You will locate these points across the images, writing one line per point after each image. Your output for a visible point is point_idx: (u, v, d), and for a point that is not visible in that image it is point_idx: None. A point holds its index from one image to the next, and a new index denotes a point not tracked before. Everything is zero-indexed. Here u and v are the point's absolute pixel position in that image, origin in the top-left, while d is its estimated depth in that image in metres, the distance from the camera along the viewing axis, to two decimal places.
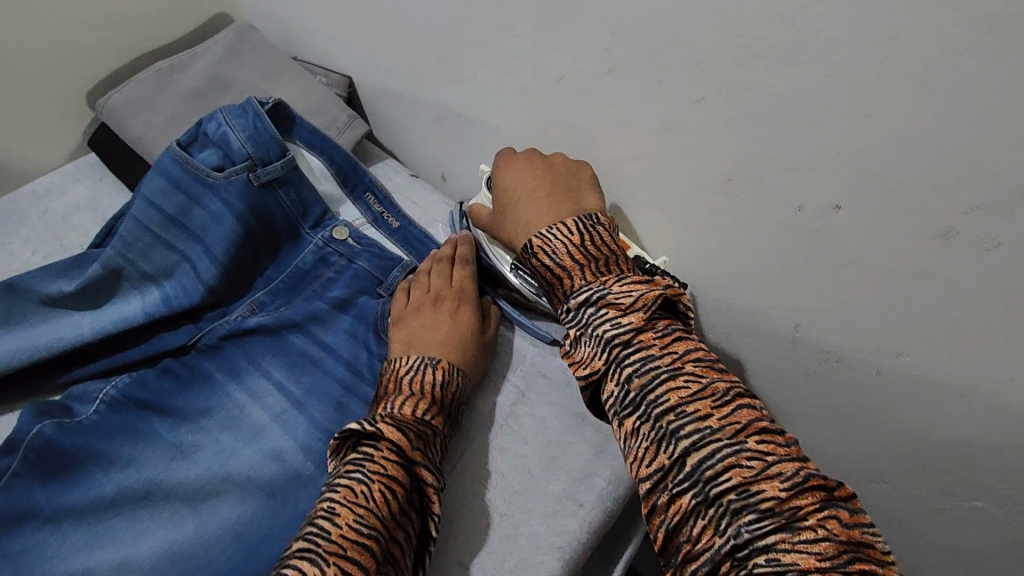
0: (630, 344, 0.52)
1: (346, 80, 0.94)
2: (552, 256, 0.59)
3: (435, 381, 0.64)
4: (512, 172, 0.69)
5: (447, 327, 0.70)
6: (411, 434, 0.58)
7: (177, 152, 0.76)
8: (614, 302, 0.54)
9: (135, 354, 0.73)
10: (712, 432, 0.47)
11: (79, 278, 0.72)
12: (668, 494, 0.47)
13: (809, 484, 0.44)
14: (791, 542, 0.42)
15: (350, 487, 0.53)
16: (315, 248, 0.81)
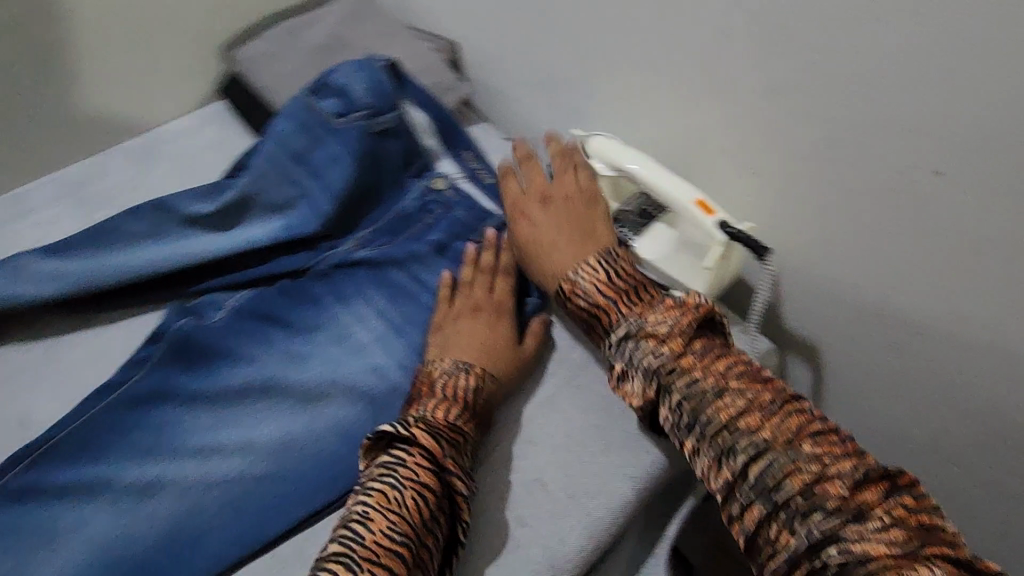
0: (672, 370, 0.58)
1: (452, 45, 1.00)
2: (586, 299, 0.67)
3: (470, 387, 0.68)
4: (534, 212, 0.75)
5: (487, 333, 0.73)
6: (445, 442, 0.62)
7: (305, 98, 0.84)
8: (652, 331, 0.61)
9: (256, 272, 0.81)
10: (765, 443, 0.52)
11: (216, 202, 0.81)
12: (738, 506, 0.51)
13: (870, 476, 0.49)
14: (861, 533, 0.46)
15: (383, 493, 0.57)
16: (417, 195, 0.88)
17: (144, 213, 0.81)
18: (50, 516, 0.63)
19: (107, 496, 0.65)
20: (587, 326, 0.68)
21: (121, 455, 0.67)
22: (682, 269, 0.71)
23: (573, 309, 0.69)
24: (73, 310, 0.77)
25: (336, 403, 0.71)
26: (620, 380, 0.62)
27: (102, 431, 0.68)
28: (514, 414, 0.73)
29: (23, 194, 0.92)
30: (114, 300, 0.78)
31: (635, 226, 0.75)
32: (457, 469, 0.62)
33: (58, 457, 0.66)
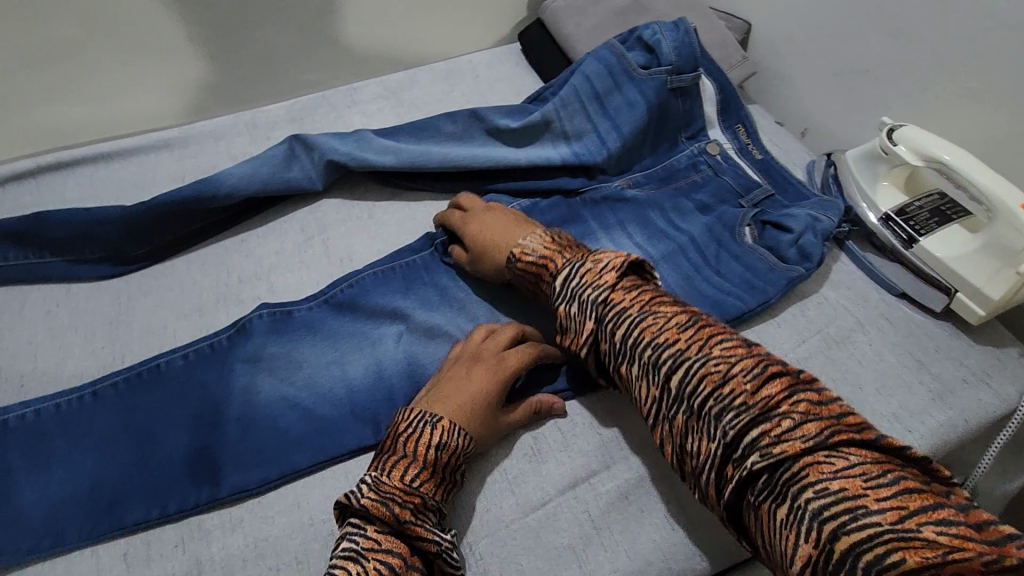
0: (603, 297, 0.63)
1: (747, 25, 1.03)
2: (534, 254, 0.70)
3: (444, 451, 0.59)
4: (481, 217, 0.79)
5: (468, 384, 0.63)
6: (405, 506, 0.55)
7: (615, 46, 0.93)
8: (591, 268, 0.65)
9: (537, 184, 0.91)
10: (684, 352, 0.57)
11: (521, 120, 0.93)
12: (670, 419, 0.57)
13: (770, 374, 0.53)
14: (774, 435, 0.49)
15: (343, 568, 0.51)
16: (691, 154, 0.93)
17: (459, 116, 0.94)
18: (363, 328, 0.78)
19: (404, 325, 0.78)
20: (536, 279, 0.71)
21: (417, 297, 0.80)
22: (975, 270, 0.71)
23: (521, 270, 0.71)
24: (388, 183, 0.94)
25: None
26: (563, 323, 0.66)
27: (409, 276, 0.82)
28: None
29: (355, 88, 1.12)
30: (419, 181, 0.93)
31: (925, 221, 0.75)
32: (424, 532, 0.55)
33: (373, 286, 0.81)
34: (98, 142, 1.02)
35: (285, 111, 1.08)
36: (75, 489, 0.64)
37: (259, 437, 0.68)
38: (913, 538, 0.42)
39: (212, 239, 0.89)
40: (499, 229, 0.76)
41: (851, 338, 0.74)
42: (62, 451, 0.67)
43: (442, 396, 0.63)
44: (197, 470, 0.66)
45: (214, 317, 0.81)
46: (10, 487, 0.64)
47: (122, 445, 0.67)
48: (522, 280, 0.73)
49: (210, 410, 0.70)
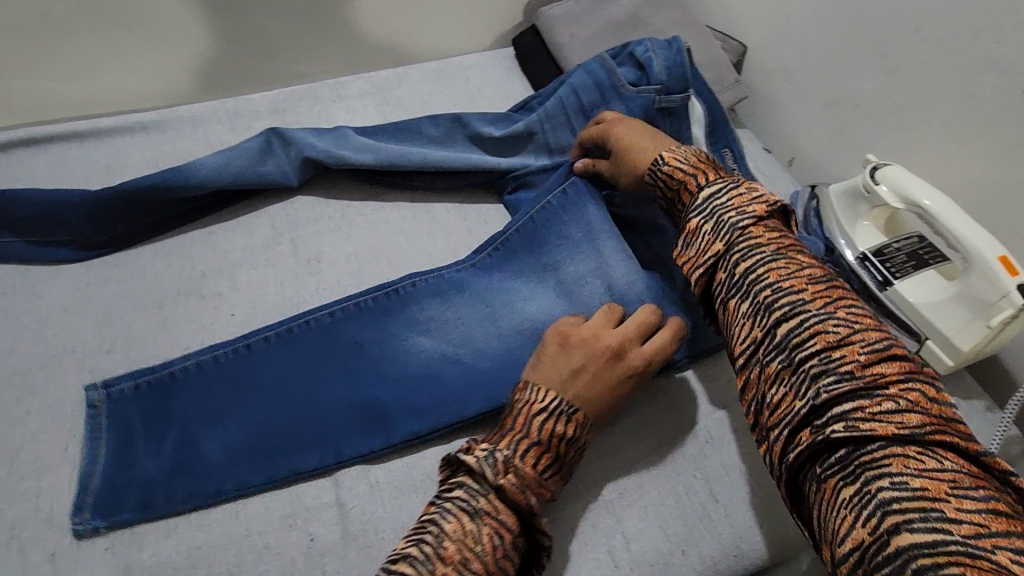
0: (744, 229, 0.61)
1: (743, 48, 1.01)
2: (683, 162, 0.68)
3: (577, 446, 0.60)
4: (630, 128, 0.75)
5: (590, 377, 0.61)
6: (536, 496, 0.56)
7: (606, 60, 0.91)
8: (741, 197, 0.63)
9: (516, 201, 0.88)
10: (806, 303, 0.55)
11: (504, 129, 0.91)
12: (761, 364, 0.56)
13: (891, 354, 0.51)
14: (872, 411, 0.48)
15: (459, 522, 0.54)
16: None
17: (442, 120, 0.93)
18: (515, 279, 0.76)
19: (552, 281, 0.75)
20: (676, 189, 0.68)
21: (559, 246, 0.76)
22: (945, 320, 0.70)
23: (666, 174, 0.68)
24: (367, 182, 0.92)
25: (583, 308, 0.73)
26: (687, 238, 0.64)
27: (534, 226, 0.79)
28: (691, 414, 0.70)
29: (342, 82, 1.10)
30: (399, 181, 0.91)
31: (902, 264, 0.74)
32: (543, 531, 0.57)
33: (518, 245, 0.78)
34: (74, 120, 1.00)
35: (269, 100, 1.06)
36: (248, 438, 0.66)
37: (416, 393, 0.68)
38: (980, 558, 0.40)
39: (180, 229, 0.87)
40: (642, 133, 0.74)
41: None
42: (231, 402, 0.68)
43: (574, 382, 0.61)
44: (365, 419, 0.66)
45: (174, 309, 0.79)
46: (189, 437, 0.66)
47: (287, 398, 0.68)
48: (659, 186, 0.70)
49: (370, 365, 0.70)
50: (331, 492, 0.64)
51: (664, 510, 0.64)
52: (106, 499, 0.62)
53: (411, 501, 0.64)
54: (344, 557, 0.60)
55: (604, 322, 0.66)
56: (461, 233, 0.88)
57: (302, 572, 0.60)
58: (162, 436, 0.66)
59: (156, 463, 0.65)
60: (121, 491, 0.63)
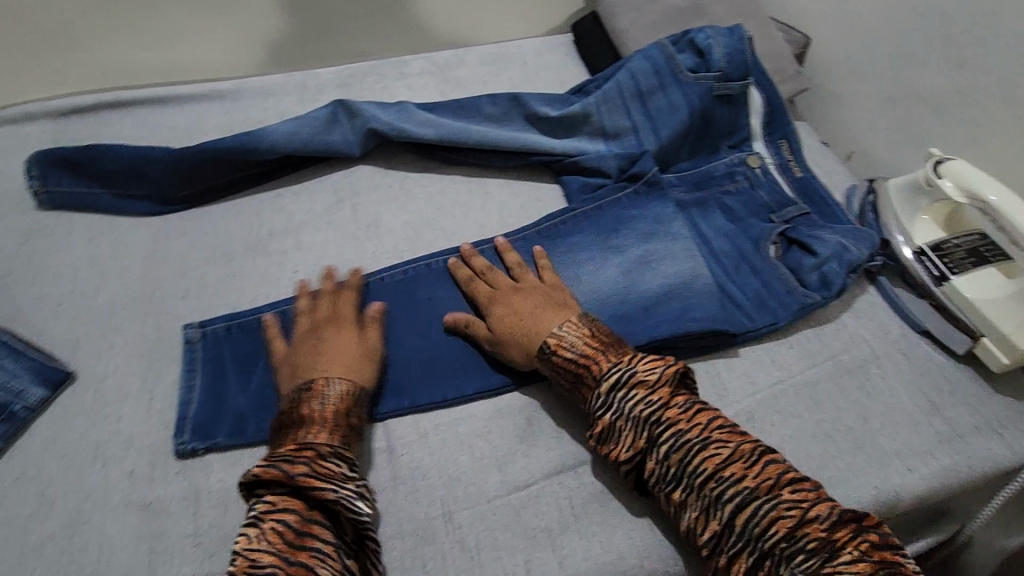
0: (660, 421, 0.60)
1: (806, 39, 1.00)
2: (573, 350, 0.65)
3: (336, 400, 0.63)
4: (508, 297, 0.72)
5: (335, 348, 0.67)
6: (296, 462, 0.56)
7: (666, 46, 0.92)
8: (641, 381, 0.61)
9: (570, 182, 0.91)
10: (750, 492, 0.54)
11: (560, 110, 0.93)
12: (727, 554, 0.55)
13: (839, 514, 0.52)
14: (834, 568, 0.49)
15: (244, 535, 0.52)
16: (729, 163, 0.91)
17: (501, 99, 0.95)
18: (584, 257, 0.82)
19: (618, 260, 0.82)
20: (574, 380, 0.65)
21: (628, 233, 0.84)
22: (1004, 317, 0.69)
23: (558, 364, 0.66)
24: (426, 156, 0.95)
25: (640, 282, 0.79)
26: (603, 436, 0.62)
27: (625, 206, 0.87)
28: (734, 392, 0.71)
29: (405, 60, 1.13)
30: (455, 156, 0.94)
31: (960, 260, 0.73)
32: (315, 483, 0.55)
33: (590, 219, 0.86)
34: (157, 86, 1.06)
35: (334, 76, 1.10)
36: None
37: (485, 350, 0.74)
38: None
39: (248, 190, 0.92)
40: (534, 309, 0.70)
41: (864, 368, 0.73)
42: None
43: (296, 366, 0.66)
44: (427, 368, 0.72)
45: (241, 264, 0.84)
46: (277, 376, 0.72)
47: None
48: (557, 376, 0.66)
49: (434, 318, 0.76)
50: (382, 439, 0.68)
51: None
52: (202, 424, 0.68)
53: (457, 452, 0.67)
54: (392, 498, 0.64)
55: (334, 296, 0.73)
56: (513, 209, 0.91)
57: None
58: (251, 374, 0.73)
59: (246, 398, 0.71)
60: (214, 419, 0.69)
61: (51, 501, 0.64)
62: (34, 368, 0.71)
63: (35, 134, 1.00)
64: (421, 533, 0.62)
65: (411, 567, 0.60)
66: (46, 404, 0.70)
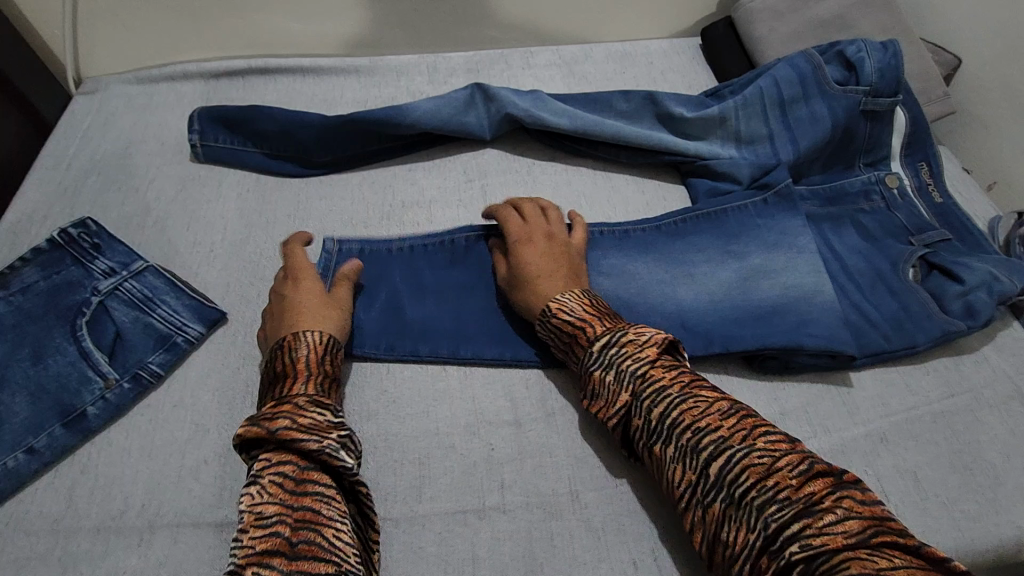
0: (644, 373, 0.61)
1: (956, 61, 0.96)
2: (571, 314, 0.68)
3: (308, 352, 0.65)
4: (535, 246, 0.75)
5: (300, 298, 0.70)
6: (277, 418, 0.57)
7: (813, 56, 0.90)
8: (631, 340, 0.64)
9: (699, 184, 0.91)
10: (725, 442, 0.55)
11: (695, 111, 0.93)
12: (704, 506, 0.55)
13: (817, 471, 0.51)
14: (816, 526, 0.48)
15: (243, 497, 0.53)
16: (865, 181, 0.90)
17: (634, 96, 0.96)
18: (712, 256, 0.82)
19: (748, 263, 0.81)
20: (569, 339, 0.68)
21: (760, 240, 0.82)
22: None
23: (555, 325, 0.68)
24: (552, 144, 0.97)
25: (769, 289, 0.78)
26: (594, 391, 0.64)
27: (755, 213, 0.85)
28: (866, 410, 0.70)
29: (533, 51, 1.16)
30: (581, 146, 0.96)
31: None
32: (297, 433, 0.56)
33: (715, 222, 0.85)
34: (299, 57, 1.12)
35: (464, 60, 1.14)
36: (444, 317, 0.77)
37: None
38: None
39: (383, 161, 0.96)
40: (546, 269, 0.73)
41: (1007, 405, 0.70)
42: (434, 287, 0.80)
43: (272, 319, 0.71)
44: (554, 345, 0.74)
45: (376, 231, 0.88)
46: (398, 304, 0.78)
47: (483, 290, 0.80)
48: (552, 335, 0.69)
49: None
50: (509, 412, 0.70)
51: None
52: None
53: (583, 434, 0.68)
54: (519, 470, 0.66)
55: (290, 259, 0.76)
56: (638, 205, 0.92)
57: (482, 475, 0.65)
58: (376, 296, 0.79)
59: (366, 317, 0.76)
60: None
61: (206, 429, 0.69)
62: (192, 306, 0.76)
63: (188, 93, 1.07)
64: (547, 508, 0.63)
65: (538, 539, 0.62)
66: (201, 340, 0.75)
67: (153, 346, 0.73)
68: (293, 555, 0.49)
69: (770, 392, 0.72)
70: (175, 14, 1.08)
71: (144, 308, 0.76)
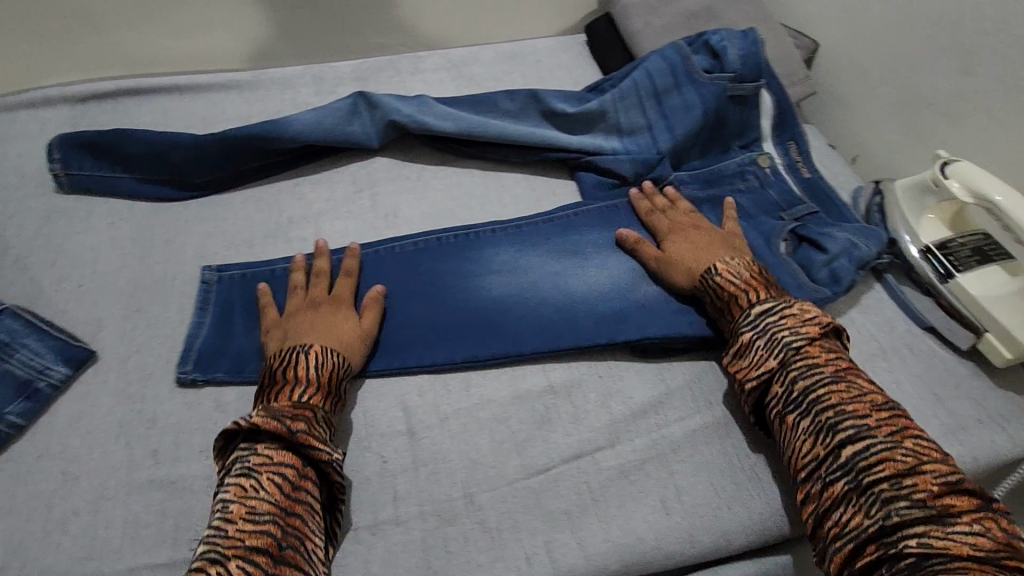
0: (799, 352, 0.64)
1: (814, 45, 1.02)
2: (736, 275, 0.71)
3: (331, 364, 0.67)
4: (686, 231, 0.81)
5: (327, 322, 0.71)
6: (296, 419, 0.60)
7: (682, 47, 0.94)
8: (795, 316, 0.67)
9: (585, 178, 0.93)
10: (869, 429, 0.58)
11: (577, 107, 0.95)
12: (825, 481, 0.58)
13: (961, 486, 0.54)
14: (939, 531, 0.51)
15: (239, 484, 0.55)
16: (740, 162, 0.94)
17: (518, 95, 0.97)
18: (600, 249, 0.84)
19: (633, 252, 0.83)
20: (717, 301, 0.72)
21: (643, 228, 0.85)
22: (1007, 314, 0.71)
23: (719, 283, 0.71)
24: (441, 148, 0.97)
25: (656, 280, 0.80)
26: (739, 350, 0.68)
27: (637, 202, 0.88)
28: None
29: (421, 56, 1.15)
30: (470, 148, 0.96)
31: (966, 259, 0.76)
32: (314, 441, 0.59)
33: (601, 213, 0.88)
34: (175, 75, 1.07)
35: (352, 69, 1.12)
36: None
37: (497, 324, 0.77)
38: None
39: (269, 177, 0.94)
40: (698, 250, 0.77)
41: (871, 362, 0.75)
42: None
43: (286, 334, 0.71)
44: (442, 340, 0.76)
45: (263, 250, 0.86)
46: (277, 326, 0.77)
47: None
48: (711, 294, 0.72)
49: (445, 298, 0.80)
50: (402, 422, 0.69)
51: (716, 467, 0.66)
52: (204, 359, 0.74)
53: (476, 436, 0.68)
54: (413, 480, 0.65)
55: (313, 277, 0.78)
56: (529, 202, 0.93)
57: (374, 488, 0.64)
58: (254, 320, 0.78)
59: (245, 341, 0.76)
60: (217, 357, 0.74)
61: (76, 477, 0.64)
62: (57, 347, 0.71)
63: (52, 119, 1.00)
64: (442, 514, 0.63)
65: (433, 546, 0.61)
66: (69, 383, 0.71)
67: (12, 394, 0.68)
68: (278, 557, 0.52)
69: (658, 374, 0.74)
70: (32, 36, 1.00)
71: (1, 355, 0.70)
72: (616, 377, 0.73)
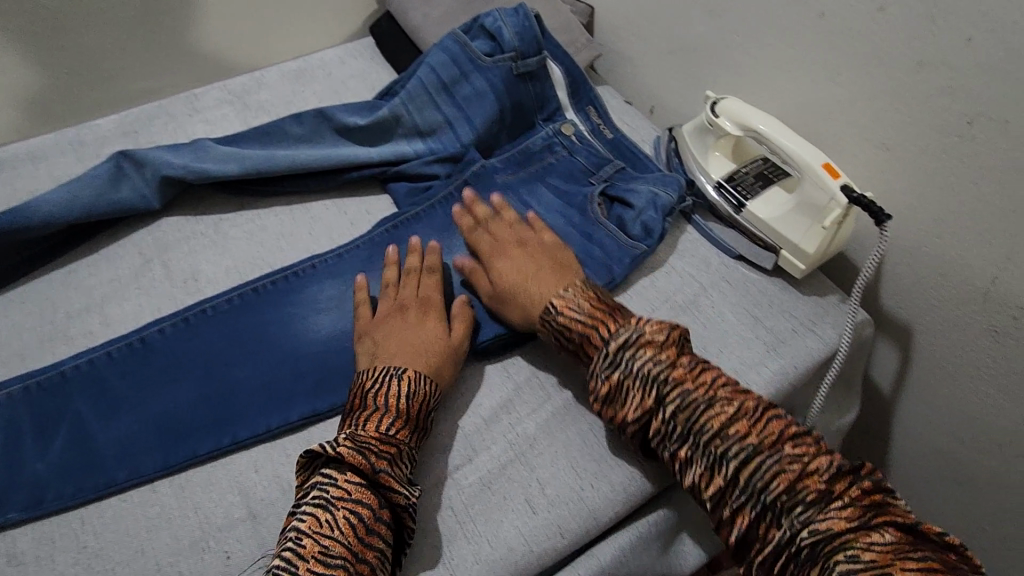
0: (669, 381, 0.61)
1: (589, 10, 1.06)
2: (578, 310, 0.68)
3: (414, 398, 0.64)
4: (507, 253, 0.76)
5: (413, 333, 0.69)
6: (381, 457, 0.59)
7: (458, 35, 0.93)
8: (649, 342, 0.63)
9: (398, 189, 0.89)
10: (755, 448, 0.56)
11: (368, 117, 0.91)
12: (732, 509, 0.56)
13: (837, 468, 0.55)
14: (831, 517, 0.52)
15: (315, 516, 0.55)
16: (545, 136, 0.94)
17: (305, 117, 0.90)
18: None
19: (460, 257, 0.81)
20: (575, 342, 0.67)
21: (463, 228, 0.83)
22: (791, 229, 0.76)
23: (562, 326, 0.68)
24: (235, 192, 0.89)
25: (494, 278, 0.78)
26: (612, 395, 0.63)
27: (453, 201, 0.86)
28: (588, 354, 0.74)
29: (196, 94, 1.04)
30: (268, 184, 0.88)
31: (751, 186, 0.81)
32: (394, 483, 0.58)
33: (421, 219, 0.84)
34: None
35: (116, 124, 0.99)
36: (146, 421, 0.68)
37: (332, 369, 0.72)
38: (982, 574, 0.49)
39: (34, 271, 0.80)
40: (529, 275, 0.73)
41: (694, 303, 0.78)
42: (131, 394, 0.70)
43: (374, 340, 0.70)
44: (280, 395, 0.71)
45: (38, 359, 0.73)
46: (83, 433, 0.67)
47: (195, 380, 0.71)
48: (556, 336, 0.69)
49: (273, 351, 0.74)
50: (241, 506, 0.64)
51: (573, 450, 0.67)
52: None
53: None
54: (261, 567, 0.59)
55: (417, 284, 0.75)
56: (343, 226, 0.87)
57: None
58: (53, 435, 0.67)
59: (43, 465, 0.65)
60: (6, 492, 0.63)
61: None
62: None
63: None
64: None
65: None
66: None
67: None
68: None
69: (503, 372, 0.73)
70: None
71: None
72: (463, 388, 0.71)
